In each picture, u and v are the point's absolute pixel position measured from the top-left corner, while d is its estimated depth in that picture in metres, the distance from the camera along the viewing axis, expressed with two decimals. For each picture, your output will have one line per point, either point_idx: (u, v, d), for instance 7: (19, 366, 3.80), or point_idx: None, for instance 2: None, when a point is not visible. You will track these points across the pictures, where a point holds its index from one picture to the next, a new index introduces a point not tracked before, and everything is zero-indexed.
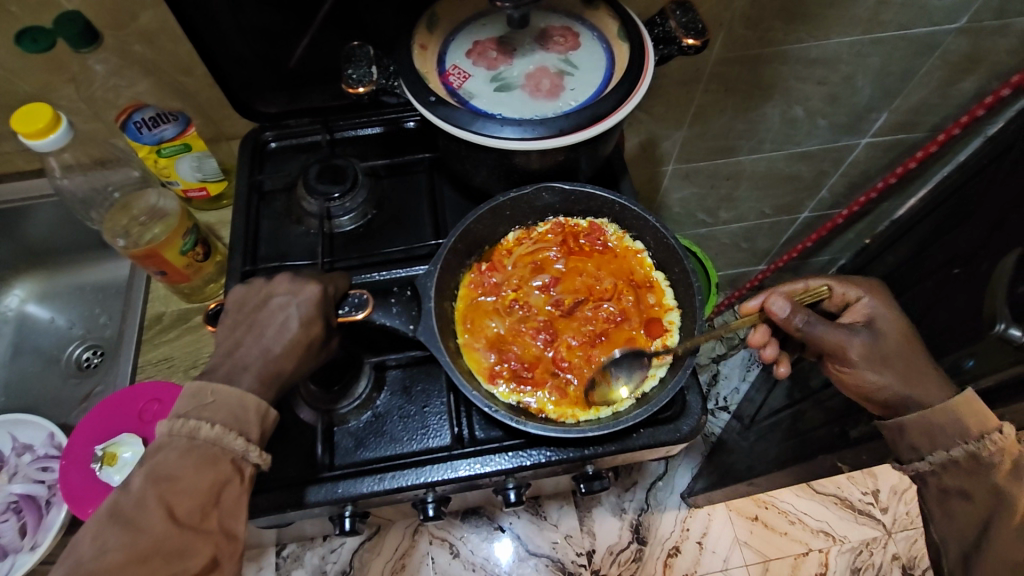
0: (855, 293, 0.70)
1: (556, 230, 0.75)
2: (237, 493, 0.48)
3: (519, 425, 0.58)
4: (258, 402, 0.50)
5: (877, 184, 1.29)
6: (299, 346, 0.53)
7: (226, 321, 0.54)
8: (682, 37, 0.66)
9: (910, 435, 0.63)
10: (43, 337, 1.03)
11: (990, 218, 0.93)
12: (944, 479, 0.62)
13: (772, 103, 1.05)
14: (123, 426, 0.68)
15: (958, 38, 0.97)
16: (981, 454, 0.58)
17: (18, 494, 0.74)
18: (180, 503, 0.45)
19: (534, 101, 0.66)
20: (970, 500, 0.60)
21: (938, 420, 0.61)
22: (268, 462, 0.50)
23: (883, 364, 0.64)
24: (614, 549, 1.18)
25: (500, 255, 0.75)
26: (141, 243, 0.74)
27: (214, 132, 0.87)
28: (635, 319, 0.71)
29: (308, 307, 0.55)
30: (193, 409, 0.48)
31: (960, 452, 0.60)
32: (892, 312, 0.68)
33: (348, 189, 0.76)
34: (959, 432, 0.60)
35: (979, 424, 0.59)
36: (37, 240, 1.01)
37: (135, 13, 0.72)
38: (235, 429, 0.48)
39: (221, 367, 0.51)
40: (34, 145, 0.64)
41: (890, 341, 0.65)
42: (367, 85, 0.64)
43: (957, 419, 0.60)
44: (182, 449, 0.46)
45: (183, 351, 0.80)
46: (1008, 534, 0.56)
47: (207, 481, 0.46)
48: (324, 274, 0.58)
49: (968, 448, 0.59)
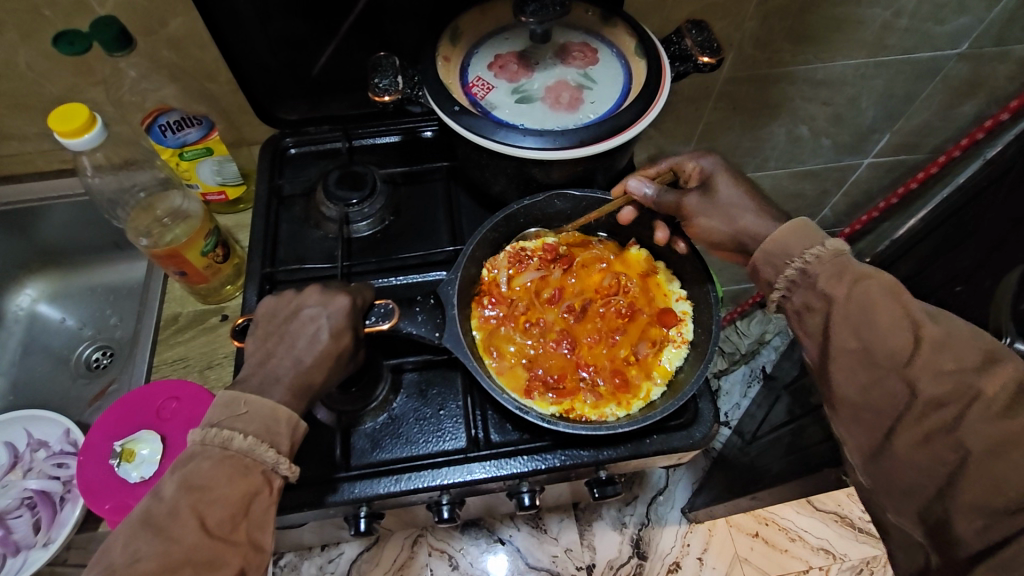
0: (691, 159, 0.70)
1: (512, 257, 0.75)
2: (267, 504, 0.47)
3: (549, 425, 0.60)
4: (289, 414, 0.50)
5: (879, 204, 1.32)
6: (329, 358, 0.54)
7: (255, 334, 0.55)
8: (698, 54, 0.68)
9: (760, 271, 0.62)
10: (52, 337, 1.04)
11: (991, 239, 0.95)
12: (794, 300, 0.59)
13: (778, 121, 1.07)
14: (141, 422, 0.68)
15: (959, 63, 1.00)
16: (809, 266, 0.57)
17: (34, 490, 0.74)
18: (212, 512, 0.45)
19: (555, 113, 0.68)
20: (814, 310, 0.57)
21: (777, 247, 0.60)
22: (297, 474, 0.50)
23: (722, 218, 0.66)
24: (614, 563, 1.18)
25: (494, 288, 0.73)
26: (162, 243, 0.75)
27: (236, 137, 0.89)
28: (645, 312, 0.73)
29: (338, 318, 0.55)
30: (226, 418, 0.48)
31: (794, 271, 0.58)
32: (727, 167, 0.68)
33: (367, 195, 0.78)
34: (788, 250, 0.59)
35: (807, 241, 0.59)
36: (52, 240, 1.01)
37: (165, 20, 0.74)
38: (267, 441, 0.48)
39: (253, 377, 0.52)
40: (69, 144, 0.65)
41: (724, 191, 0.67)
42: (393, 94, 0.66)
43: (788, 240, 0.59)
44: (215, 459, 0.46)
45: (200, 351, 0.81)
46: (844, 326, 0.54)
47: (239, 491, 0.46)
48: (350, 286, 0.59)
49: (798, 265, 0.58)
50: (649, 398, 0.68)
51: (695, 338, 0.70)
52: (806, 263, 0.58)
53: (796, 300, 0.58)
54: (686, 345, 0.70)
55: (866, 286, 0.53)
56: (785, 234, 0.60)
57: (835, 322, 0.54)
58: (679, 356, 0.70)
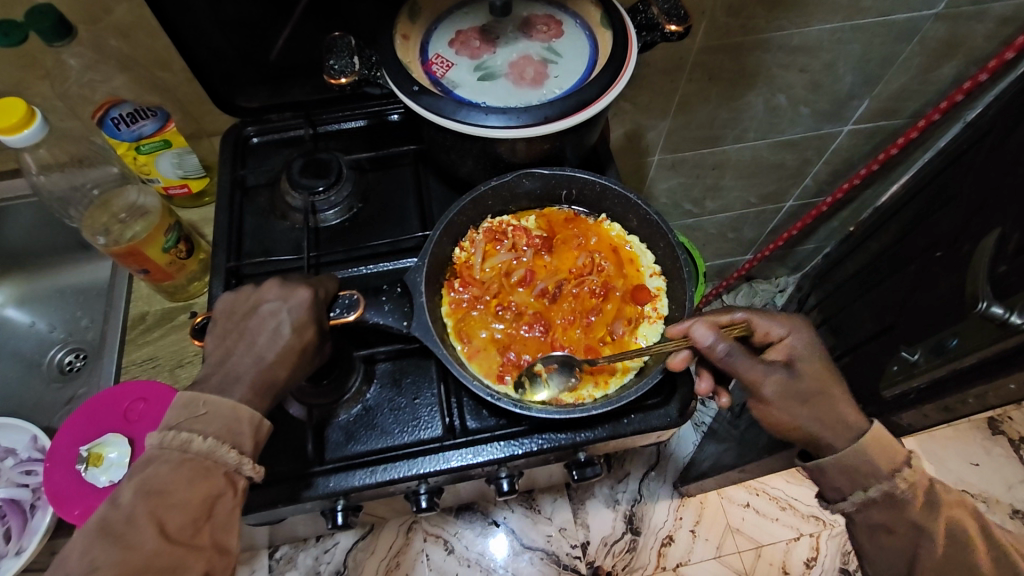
0: (778, 324, 0.62)
1: (487, 236, 0.73)
2: (231, 506, 0.47)
3: (522, 410, 0.58)
4: (251, 413, 0.49)
5: (861, 170, 1.31)
6: (292, 353, 0.52)
7: (215, 332, 0.53)
8: (665, 23, 0.65)
9: (830, 477, 0.60)
10: (23, 342, 1.01)
11: (969, 203, 0.95)
12: (870, 517, 0.60)
13: (755, 91, 1.05)
14: (108, 426, 0.66)
15: (936, 24, 0.98)
16: (899, 491, 0.57)
17: (1, 499, 0.74)
18: (172, 518, 0.44)
19: (519, 90, 0.65)
20: (894, 532, 0.59)
21: (852, 464, 0.58)
22: (262, 474, 0.50)
23: (801, 406, 0.58)
24: (608, 540, 1.19)
25: (466, 270, 0.72)
26: (122, 240, 0.73)
27: (195, 128, 0.86)
28: (619, 290, 0.72)
29: (300, 312, 0.54)
30: (185, 420, 0.47)
31: (879, 492, 0.58)
32: (817, 352, 0.61)
33: (333, 183, 0.75)
34: (871, 471, 0.57)
35: (891, 456, 0.58)
36: (14, 243, 0.99)
37: (109, 6, 0.70)
38: (228, 442, 0.47)
39: (213, 376, 0.51)
40: (7, 141, 0.62)
41: (812, 380, 0.59)
42: (349, 75, 0.63)
43: (874, 457, 0.57)
44: (173, 462, 0.45)
45: (169, 350, 0.79)
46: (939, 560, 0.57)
47: (199, 495, 0.45)
48: (312, 278, 0.57)
49: (885, 487, 0.57)
50: (625, 379, 0.66)
51: (670, 312, 0.69)
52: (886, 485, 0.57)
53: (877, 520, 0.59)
54: (662, 321, 0.70)
55: (952, 514, 0.58)
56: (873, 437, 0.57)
57: (926, 557, 0.58)
58: (654, 331, 0.69)
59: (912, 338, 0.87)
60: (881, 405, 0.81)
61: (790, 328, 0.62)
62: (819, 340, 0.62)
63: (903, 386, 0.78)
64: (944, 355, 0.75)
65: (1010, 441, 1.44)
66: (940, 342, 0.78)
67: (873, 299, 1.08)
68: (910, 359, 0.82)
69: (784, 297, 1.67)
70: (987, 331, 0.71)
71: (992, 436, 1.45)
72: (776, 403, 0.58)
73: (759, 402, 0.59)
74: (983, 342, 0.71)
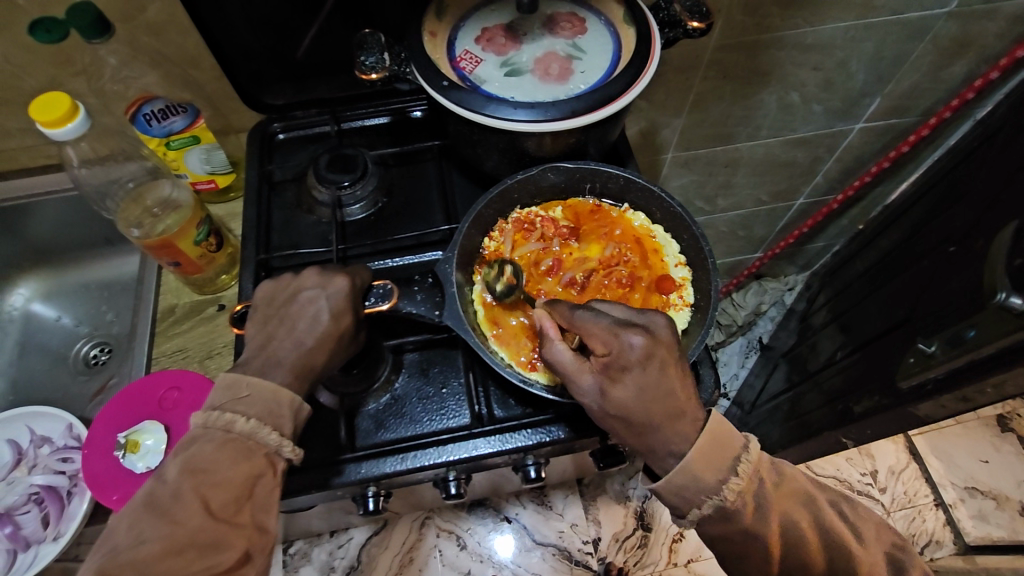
0: (609, 337, 0.55)
1: (517, 225, 0.75)
2: (271, 487, 0.48)
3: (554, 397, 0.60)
4: (291, 398, 0.51)
5: (872, 168, 1.32)
6: (330, 339, 0.54)
7: (255, 318, 0.55)
8: (687, 20, 0.67)
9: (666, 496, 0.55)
10: (49, 336, 1.03)
11: (984, 198, 0.95)
12: (710, 528, 0.56)
13: (769, 89, 1.07)
14: (143, 413, 0.68)
15: (948, 22, 0.99)
16: (727, 505, 0.54)
17: (39, 485, 0.75)
18: (215, 496, 0.45)
19: (545, 85, 0.67)
20: (732, 540, 0.56)
21: (679, 484, 0.53)
22: (300, 457, 0.51)
23: (620, 428, 0.55)
24: (619, 536, 1.20)
25: (495, 259, 0.73)
26: (154, 233, 0.74)
27: (223, 125, 0.88)
28: (645, 280, 0.73)
29: (338, 300, 0.55)
30: (228, 402, 0.49)
31: (710, 509, 0.54)
32: (638, 377, 0.53)
33: (358, 177, 0.77)
34: (700, 486, 0.53)
35: (722, 468, 0.53)
36: (39, 238, 1.00)
37: (143, 6, 0.72)
38: (269, 424, 0.49)
39: (255, 359, 0.52)
40: (52, 134, 0.64)
41: (629, 405, 0.53)
42: (380, 71, 0.65)
43: (700, 472, 0.53)
44: (217, 441, 0.47)
45: (198, 342, 0.80)
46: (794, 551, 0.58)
47: (242, 474, 0.46)
48: (348, 268, 0.59)
49: (714, 502, 0.53)
50: None
51: (696, 300, 0.71)
52: (727, 499, 0.54)
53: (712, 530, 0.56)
54: (688, 309, 0.71)
55: (782, 511, 0.57)
56: (701, 450, 0.53)
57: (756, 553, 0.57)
58: (682, 318, 0.70)
59: (927, 331, 0.88)
60: (896, 397, 0.83)
61: (624, 342, 0.54)
62: (657, 365, 0.53)
63: (922, 378, 0.80)
64: (963, 346, 0.75)
65: (1019, 438, 1.45)
66: (957, 334, 0.79)
67: (885, 294, 1.09)
68: (927, 351, 0.83)
69: (794, 294, 1.68)
70: (1005, 323, 0.72)
71: (1001, 433, 1.46)
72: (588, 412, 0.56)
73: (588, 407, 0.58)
74: (1001, 331, 0.72)
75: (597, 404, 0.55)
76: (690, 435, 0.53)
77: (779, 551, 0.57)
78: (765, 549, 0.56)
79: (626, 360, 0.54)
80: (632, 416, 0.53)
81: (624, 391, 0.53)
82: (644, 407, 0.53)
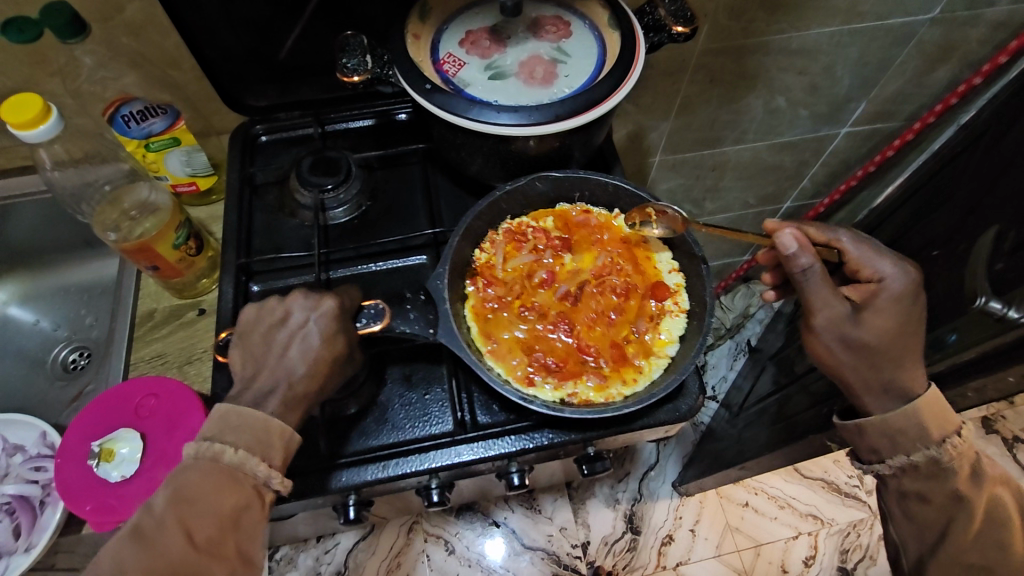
0: (877, 268, 0.64)
1: (508, 237, 0.75)
2: (257, 518, 0.47)
3: (556, 412, 0.59)
4: (281, 427, 0.49)
5: (858, 172, 1.33)
6: (309, 344, 0.53)
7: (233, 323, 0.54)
8: (672, 24, 0.67)
9: (870, 438, 0.63)
10: (26, 340, 1.01)
11: (964, 202, 0.96)
12: (904, 484, 0.63)
13: (755, 93, 1.07)
14: (119, 421, 0.67)
15: (932, 28, 1.00)
16: (944, 459, 0.60)
17: (10, 495, 0.74)
18: (200, 527, 0.44)
19: (529, 88, 0.66)
20: (929, 502, 0.62)
21: (897, 427, 0.61)
22: (289, 487, 0.50)
23: (849, 353, 0.61)
24: (608, 539, 1.20)
25: (488, 271, 0.73)
26: (132, 237, 0.73)
27: (204, 126, 0.87)
28: (639, 288, 0.73)
29: (321, 309, 0.54)
30: (218, 431, 0.48)
31: (922, 457, 0.61)
32: (901, 308, 0.62)
33: (342, 180, 0.76)
34: (913, 436, 0.60)
35: (942, 426, 0.60)
36: (15, 240, 0.98)
37: (121, 5, 0.71)
38: (258, 455, 0.48)
39: (245, 393, 0.51)
40: (23, 136, 0.63)
41: (879, 335, 0.60)
42: (362, 74, 0.64)
43: (918, 423, 0.60)
44: (205, 472, 0.46)
45: (177, 347, 0.79)
46: (964, 537, 0.60)
47: (228, 506, 0.45)
48: (335, 289, 0.58)
49: (930, 453, 0.60)
50: (653, 377, 0.67)
51: (692, 306, 0.70)
52: (945, 453, 0.60)
53: (908, 487, 0.63)
54: (683, 315, 0.71)
55: (993, 491, 0.61)
56: (927, 402, 0.61)
57: (957, 527, 0.61)
58: (678, 325, 0.70)
59: None
60: None
61: (888, 273, 0.64)
62: (915, 301, 0.63)
63: None
64: (946, 350, 0.76)
65: (1003, 439, 1.46)
66: (939, 338, 0.80)
67: None
68: None
69: None
70: (986, 326, 0.72)
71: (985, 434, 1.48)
72: (821, 335, 0.61)
73: (808, 327, 0.62)
74: (983, 336, 0.72)
75: (849, 330, 0.60)
76: (920, 385, 0.61)
77: (974, 531, 0.60)
78: (971, 517, 0.60)
79: (894, 291, 0.62)
80: (885, 344, 0.60)
81: (884, 317, 0.61)
82: (891, 340, 0.60)
